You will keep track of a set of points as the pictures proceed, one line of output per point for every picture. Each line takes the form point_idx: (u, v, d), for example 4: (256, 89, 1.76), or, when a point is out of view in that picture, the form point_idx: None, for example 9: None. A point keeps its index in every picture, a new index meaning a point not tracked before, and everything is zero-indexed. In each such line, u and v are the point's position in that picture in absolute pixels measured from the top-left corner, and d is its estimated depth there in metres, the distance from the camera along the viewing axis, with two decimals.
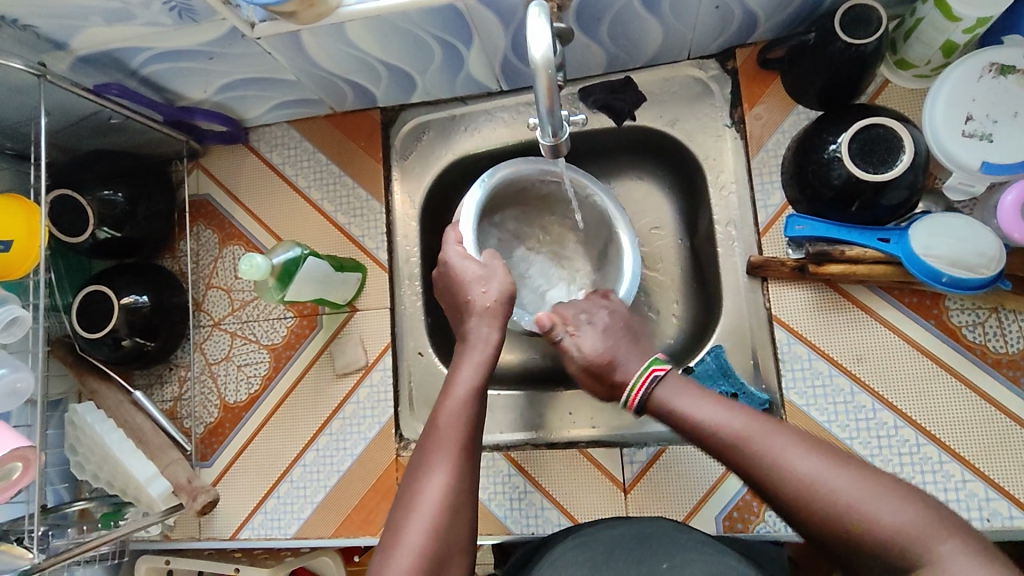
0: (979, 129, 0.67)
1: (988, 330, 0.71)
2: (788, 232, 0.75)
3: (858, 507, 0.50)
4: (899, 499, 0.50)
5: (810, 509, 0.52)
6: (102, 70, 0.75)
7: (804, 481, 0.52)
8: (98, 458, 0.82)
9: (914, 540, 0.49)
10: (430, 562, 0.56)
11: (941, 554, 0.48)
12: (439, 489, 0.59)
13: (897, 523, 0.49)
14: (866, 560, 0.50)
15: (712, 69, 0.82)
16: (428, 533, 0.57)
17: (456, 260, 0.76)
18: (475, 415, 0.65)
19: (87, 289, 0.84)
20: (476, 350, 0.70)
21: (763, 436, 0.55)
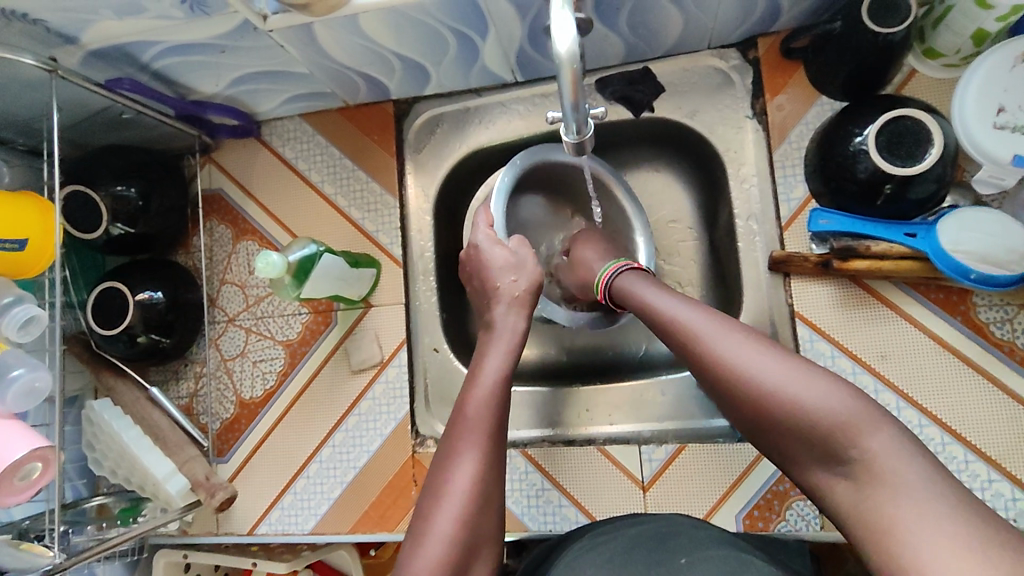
0: (1010, 121, 0.65)
1: (1016, 328, 0.69)
2: (811, 227, 0.74)
3: (792, 396, 0.52)
4: (831, 386, 0.52)
5: (738, 394, 0.55)
6: (113, 65, 0.74)
7: (734, 368, 0.55)
8: (116, 454, 0.82)
9: (837, 426, 0.50)
10: (460, 549, 0.56)
11: (870, 445, 0.49)
12: (468, 474, 0.59)
13: (829, 413, 0.51)
14: (793, 445, 0.53)
15: (734, 59, 0.80)
16: (459, 520, 0.57)
17: (484, 243, 0.77)
18: (503, 402, 0.64)
19: (102, 285, 0.84)
20: (503, 340, 0.70)
21: (703, 328, 0.58)
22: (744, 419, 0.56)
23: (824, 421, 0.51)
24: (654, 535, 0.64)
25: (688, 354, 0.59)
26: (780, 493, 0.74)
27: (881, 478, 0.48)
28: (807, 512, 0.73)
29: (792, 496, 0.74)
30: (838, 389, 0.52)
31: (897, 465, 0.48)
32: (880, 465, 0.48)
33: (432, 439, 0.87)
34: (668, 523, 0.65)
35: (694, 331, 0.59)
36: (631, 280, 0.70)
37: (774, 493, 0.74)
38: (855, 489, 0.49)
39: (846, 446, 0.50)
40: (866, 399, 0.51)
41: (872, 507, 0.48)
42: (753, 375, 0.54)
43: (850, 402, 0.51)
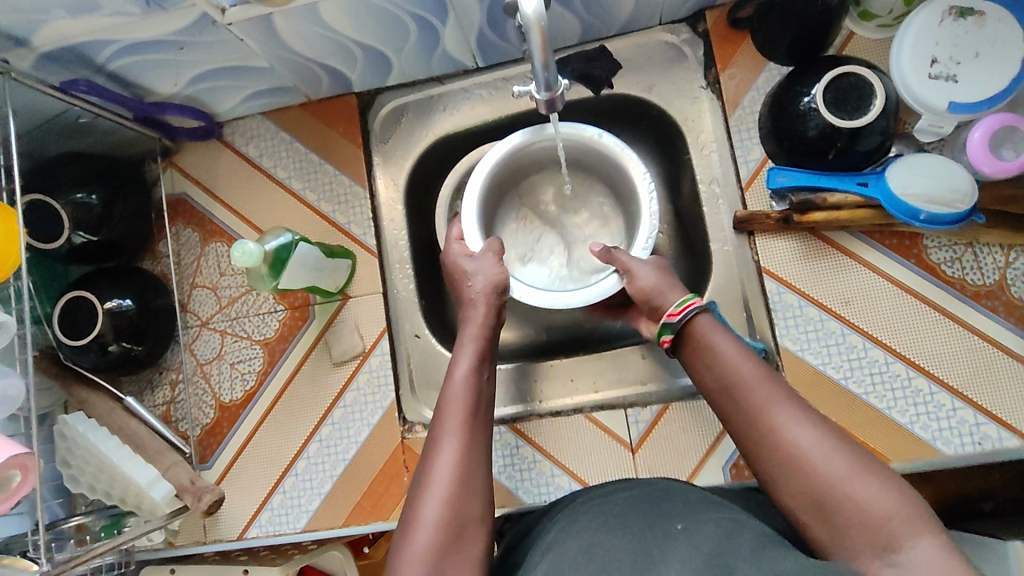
0: (944, 71, 0.69)
1: (965, 264, 0.74)
2: (771, 184, 0.77)
3: (846, 483, 0.51)
4: (887, 483, 0.50)
5: (797, 471, 0.53)
6: (68, 67, 0.73)
7: (801, 447, 0.53)
8: (95, 467, 0.80)
9: (886, 524, 0.49)
10: (449, 533, 0.56)
11: (920, 545, 0.47)
12: (450, 462, 0.60)
13: (880, 507, 0.49)
14: (832, 528, 0.51)
15: (684, 33, 0.84)
16: (446, 502, 0.57)
17: (456, 257, 0.80)
18: (480, 391, 0.65)
19: (68, 295, 0.82)
20: (474, 328, 0.71)
21: (773, 400, 0.56)
22: (793, 496, 0.53)
23: (877, 516, 0.49)
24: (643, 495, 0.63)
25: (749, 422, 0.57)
26: None
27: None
28: None
29: None
30: (895, 492, 0.50)
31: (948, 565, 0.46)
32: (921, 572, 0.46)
33: (420, 424, 0.88)
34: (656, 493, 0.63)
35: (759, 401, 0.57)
36: (702, 321, 0.65)
37: None
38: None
39: (895, 542, 0.48)
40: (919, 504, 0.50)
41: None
42: (813, 456, 0.52)
43: (902, 502, 0.49)
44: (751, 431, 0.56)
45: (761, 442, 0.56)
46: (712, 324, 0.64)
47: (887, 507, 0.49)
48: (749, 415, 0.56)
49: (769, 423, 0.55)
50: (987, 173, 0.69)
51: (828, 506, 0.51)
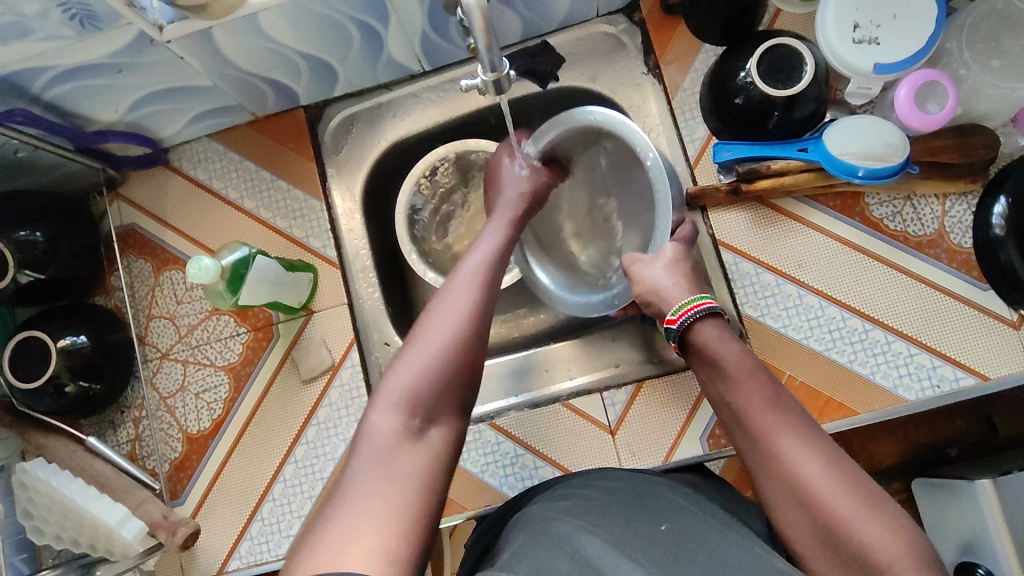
0: (866, 34, 0.73)
1: (906, 218, 0.77)
2: (716, 159, 0.80)
3: (844, 522, 0.49)
4: (890, 519, 0.49)
5: (800, 498, 0.52)
6: (1, 98, 0.71)
7: (798, 476, 0.52)
8: (59, 515, 0.76)
9: (886, 565, 0.47)
10: (444, 371, 0.55)
11: None
12: (454, 310, 0.58)
13: (873, 545, 0.48)
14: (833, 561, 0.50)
15: (622, 23, 0.86)
16: (452, 340, 0.56)
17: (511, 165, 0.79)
18: (501, 271, 0.65)
19: (19, 335, 0.79)
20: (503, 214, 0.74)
21: (775, 425, 0.55)
22: (792, 524, 0.53)
23: (880, 556, 0.48)
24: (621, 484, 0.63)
25: (754, 446, 0.56)
26: None
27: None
28: None
29: None
30: (901, 529, 0.49)
31: None
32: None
33: None
34: (650, 490, 0.62)
35: (762, 424, 0.56)
36: (703, 332, 0.62)
37: None
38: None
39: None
40: (925, 548, 0.48)
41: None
42: (816, 487, 0.51)
43: (906, 541, 0.48)
44: (753, 450, 0.56)
45: (765, 469, 0.55)
46: (716, 334, 0.62)
47: (880, 544, 0.48)
48: (752, 438, 0.56)
49: (775, 449, 0.54)
50: (917, 128, 0.73)
51: (831, 540, 0.50)
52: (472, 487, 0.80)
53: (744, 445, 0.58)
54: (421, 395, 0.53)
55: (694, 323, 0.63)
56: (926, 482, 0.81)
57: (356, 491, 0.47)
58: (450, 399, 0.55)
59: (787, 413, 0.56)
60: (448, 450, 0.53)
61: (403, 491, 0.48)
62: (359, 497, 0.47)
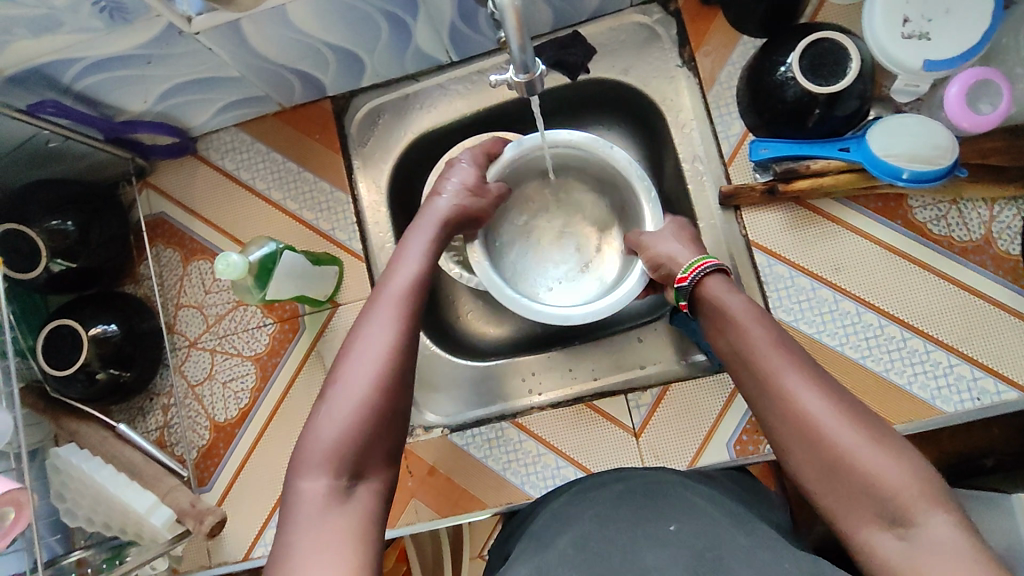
0: (916, 29, 0.69)
1: (951, 222, 0.74)
2: (754, 157, 0.77)
3: (859, 457, 0.48)
4: (897, 449, 0.48)
5: (809, 435, 0.51)
6: (33, 90, 0.71)
7: (807, 414, 0.51)
8: (91, 499, 0.78)
9: (896, 493, 0.47)
10: (371, 418, 0.53)
11: (930, 522, 0.45)
12: (381, 338, 0.56)
13: (889, 480, 0.47)
14: (842, 497, 0.49)
15: (656, 13, 0.83)
16: (374, 381, 0.54)
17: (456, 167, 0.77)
18: (424, 283, 0.63)
19: (50, 324, 0.80)
20: (425, 230, 0.69)
21: (783, 364, 0.54)
22: (799, 462, 0.51)
23: (892, 486, 0.47)
24: (640, 488, 0.62)
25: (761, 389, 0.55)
26: None
27: (938, 552, 0.44)
28: None
29: None
30: (908, 460, 0.48)
31: (960, 543, 0.44)
32: (933, 544, 0.44)
33: (421, 428, 0.84)
34: (674, 491, 0.60)
35: (769, 366, 0.55)
36: (712, 286, 0.64)
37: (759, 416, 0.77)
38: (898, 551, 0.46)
39: (908, 511, 0.46)
40: (934, 479, 0.48)
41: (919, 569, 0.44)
42: (824, 421, 0.50)
43: (916, 471, 0.47)
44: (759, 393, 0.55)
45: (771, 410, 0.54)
46: (726, 285, 0.63)
47: (895, 479, 0.47)
48: (758, 381, 0.55)
49: (782, 388, 0.53)
50: (966, 129, 0.70)
51: (839, 473, 0.49)
52: (493, 484, 0.80)
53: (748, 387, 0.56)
54: (349, 446, 0.52)
55: (701, 280, 0.65)
56: (961, 493, 0.78)
57: (300, 555, 0.46)
58: (381, 440, 0.54)
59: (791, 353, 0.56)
60: (380, 497, 0.52)
61: (346, 551, 0.46)
62: (306, 562, 0.46)
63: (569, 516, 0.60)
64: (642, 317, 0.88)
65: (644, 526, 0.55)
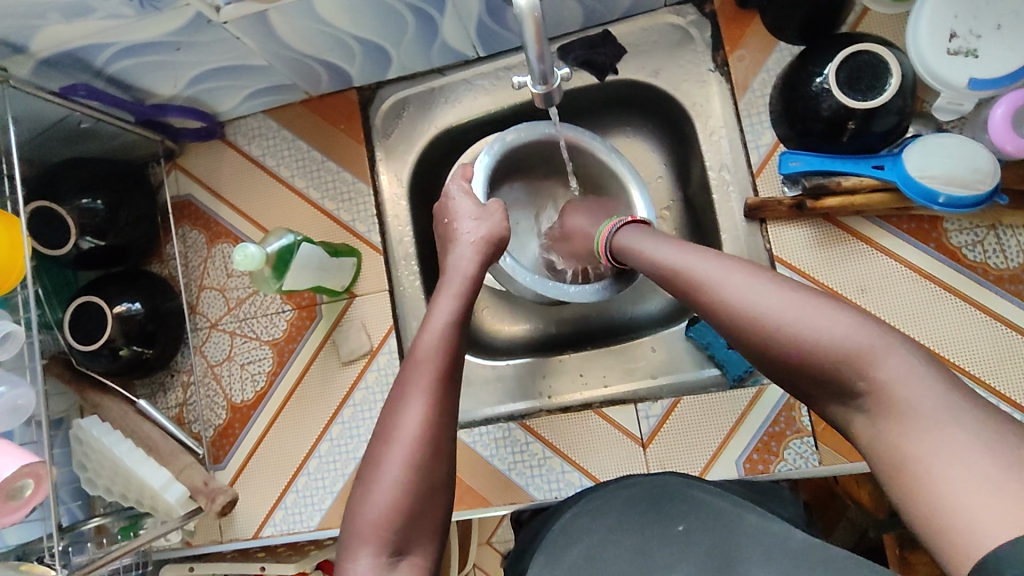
0: (964, 45, 0.66)
1: (987, 248, 0.71)
2: (783, 169, 0.74)
3: (799, 327, 0.47)
4: (836, 310, 0.47)
5: (743, 335, 0.50)
6: (66, 72, 0.72)
7: (742, 306, 0.50)
8: (109, 472, 0.80)
9: (843, 357, 0.45)
10: (411, 498, 0.52)
11: (887, 374, 0.44)
12: (417, 415, 0.54)
13: (839, 340, 0.46)
14: (806, 382, 0.48)
15: (691, 14, 0.81)
16: (410, 462, 0.52)
17: (456, 194, 0.76)
18: (456, 339, 0.60)
19: (78, 301, 0.82)
20: (454, 283, 0.65)
21: (708, 271, 0.54)
22: (758, 360, 0.50)
23: (850, 357, 0.45)
24: (647, 495, 0.61)
25: (691, 301, 0.55)
26: (777, 434, 0.76)
27: (899, 408, 0.43)
28: (805, 449, 0.75)
29: (788, 435, 0.76)
30: (850, 318, 0.46)
31: (919, 396, 0.42)
32: (894, 395, 0.43)
33: None
34: (673, 485, 0.62)
35: (701, 274, 0.54)
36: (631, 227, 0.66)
37: (771, 434, 0.76)
38: (871, 424, 0.44)
39: (861, 374, 0.44)
40: (883, 328, 0.46)
41: (891, 436, 0.43)
42: (749, 311, 0.49)
43: (861, 326, 0.46)
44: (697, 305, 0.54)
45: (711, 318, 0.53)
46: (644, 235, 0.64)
47: (847, 340, 0.45)
48: (692, 293, 0.54)
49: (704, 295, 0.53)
50: (1010, 153, 0.67)
51: (786, 359, 0.48)
52: (498, 483, 0.80)
53: (688, 304, 0.56)
54: (394, 530, 0.51)
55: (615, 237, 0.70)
56: None
57: None
58: (421, 519, 0.52)
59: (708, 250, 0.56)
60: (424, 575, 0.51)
61: None
62: None
63: (569, 531, 0.60)
64: (658, 325, 0.89)
65: (655, 531, 0.56)
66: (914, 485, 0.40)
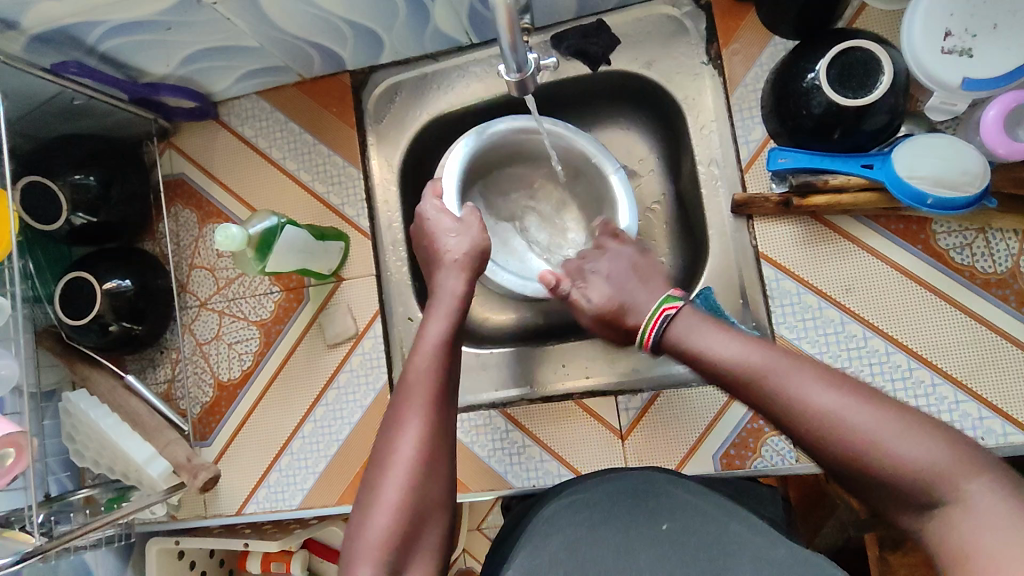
0: (959, 44, 0.65)
1: (975, 251, 0.70)
2: (771, 166, 0.73)
3: (886, 445, 0.47)
4: (923, 432, 0.47)
5: (829, 445, 0.49)
6: (59, 49, 0.72)
7: (823, 415, 0.50)
8: (97, 445, 0.81)
9: (929, 481, 0.46)
10: (413, 519, 0.54)
11: (970, 492, 0.45)
12: (413, 439, 0.56)
13: (924, 461, 0.46)
14: (880, 498, 0.49)
15: (686, 6, 0.80)
16: (407, 488, 0.54)
17: (432, 214, 0.73)
18: (449, 367, 0.61)
19: (68, 276, 0.82)
20: (444, 303, 0.66)
21: (782, 374, 0.52)
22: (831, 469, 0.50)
23: (932, 473, 0.46)
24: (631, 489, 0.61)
25: (768, 404, 0.53)
26: (755, 430, 0.75)
27: (974, 526, 0.44)
28: (782, 447, 0.75)
29: (766, 432, 0.75)
30: (938, 443, 0.47)
31: (1001, 510, 0.44)
32: (981, 516, 0.44)
33: None
34: (654, 480, 0.62)
35: (772, 378, 0.53)
36: (679, 324, 0.60)
37: (748, 431, 0.76)
38: (939, 527, 0.46)
39: (945, 494, 0.45)
40: (968, 453, 0.46)
41: (959, 539, 0.44)
42: (842, 425, 0.49)
43: (951, 452, 0.46)
44: (768, 409, 0.53)
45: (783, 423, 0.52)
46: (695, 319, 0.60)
47: (931, 458, 0.46)
48: (764, 398, 0.53)
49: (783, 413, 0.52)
50: (1002, 155, 0.65)
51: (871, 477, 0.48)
52: (476, 470, 0.81)
53: (756, 406, 0.54)
54: (394, 551, 0.52)
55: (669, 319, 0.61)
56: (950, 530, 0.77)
57: None
58: (418, 540, 0.54)
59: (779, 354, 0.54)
60: None
61: None
62: None
63: (537, 527, 0.60)
64: None
65: (638, 531, 0.57)
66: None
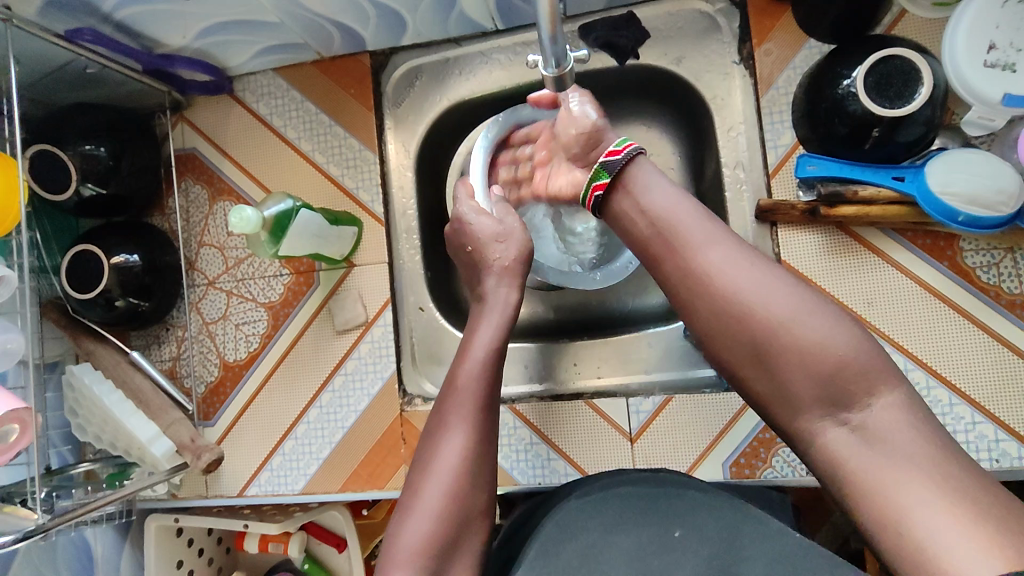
0: (1001, 59, 0.64)
1: (1002, 271, 0.69)
2: (799, 173, 0.72)
3: (803, 330, 0.51)
4: (842, 326, 0.51)
5: (744, 319, 0.53)
6: (74, 16, 0.69)
7: (740, 289, 0.54)
8: (100, 419, 0.79)
9: (844, 368, 0.50)
10: (453, 519, 0.55)
11: (880, 399, 0.49)
12: (458, 448, 0.58)
13: (836, 350, 0.50)
14: (789, 381, 0.52)
15: (720, 2, 0.78)
16: (449, 493, 0.56)
17: (472, 216, 0.72)
18: (496, 372, 0.63)
19: (75, 249, 0.81)
20: (495, 312, 0.67)
21: (708, 242, 0.56)
22: (738, 345, 0.54)
23: (842, 364, 0.50)
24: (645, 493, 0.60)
25: (688, 273, 0.56)
26: (766, 441, 0.75)
27: (890, 463, 0.47)
28: (793, 458, 0.74)
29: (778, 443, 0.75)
30: (853, 332, 0.51)
31: (907, 434, 0.47)
32: (884, 429, 0.48)
33: (420, 398, 0.88)
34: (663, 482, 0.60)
35: (700, 249, 0.56)
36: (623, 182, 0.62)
37: (760, 441, 0.75)
38: (857, 451, 0.49)
39: (855, 398, 0.49)
40: (881, 349, 0.51)
41: (879, 472, 0.47)
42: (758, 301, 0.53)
43: (861, 348, 0.51)
44: (687, 280, 0.56)
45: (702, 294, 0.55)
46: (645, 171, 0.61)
47: (841, 348, 0.50)
48: (688, 267, 0.56)
49: (717, 287, 0.54)
50: None
51: (779, 359, 0.52)
52: None
53: (677, 273, 0.57)
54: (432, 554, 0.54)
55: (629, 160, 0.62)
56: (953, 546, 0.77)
57: None
58: (458, 542, 0.55)
59: (722, 232, 0.57)
60: None
61: None
62: None
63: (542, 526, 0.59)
64: (655, 322, 0.87)
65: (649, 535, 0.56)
66: (912, 533, 0.44)
